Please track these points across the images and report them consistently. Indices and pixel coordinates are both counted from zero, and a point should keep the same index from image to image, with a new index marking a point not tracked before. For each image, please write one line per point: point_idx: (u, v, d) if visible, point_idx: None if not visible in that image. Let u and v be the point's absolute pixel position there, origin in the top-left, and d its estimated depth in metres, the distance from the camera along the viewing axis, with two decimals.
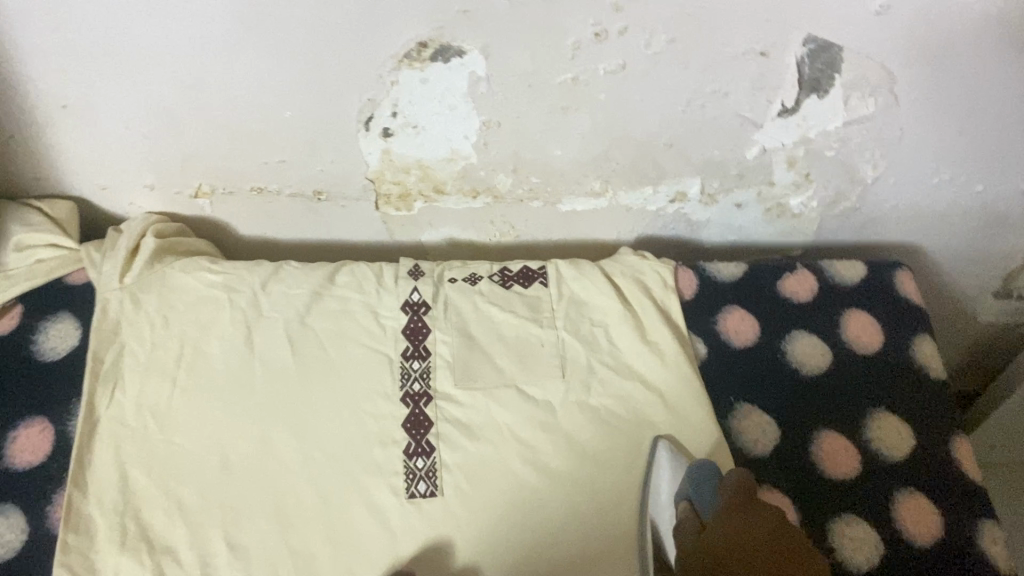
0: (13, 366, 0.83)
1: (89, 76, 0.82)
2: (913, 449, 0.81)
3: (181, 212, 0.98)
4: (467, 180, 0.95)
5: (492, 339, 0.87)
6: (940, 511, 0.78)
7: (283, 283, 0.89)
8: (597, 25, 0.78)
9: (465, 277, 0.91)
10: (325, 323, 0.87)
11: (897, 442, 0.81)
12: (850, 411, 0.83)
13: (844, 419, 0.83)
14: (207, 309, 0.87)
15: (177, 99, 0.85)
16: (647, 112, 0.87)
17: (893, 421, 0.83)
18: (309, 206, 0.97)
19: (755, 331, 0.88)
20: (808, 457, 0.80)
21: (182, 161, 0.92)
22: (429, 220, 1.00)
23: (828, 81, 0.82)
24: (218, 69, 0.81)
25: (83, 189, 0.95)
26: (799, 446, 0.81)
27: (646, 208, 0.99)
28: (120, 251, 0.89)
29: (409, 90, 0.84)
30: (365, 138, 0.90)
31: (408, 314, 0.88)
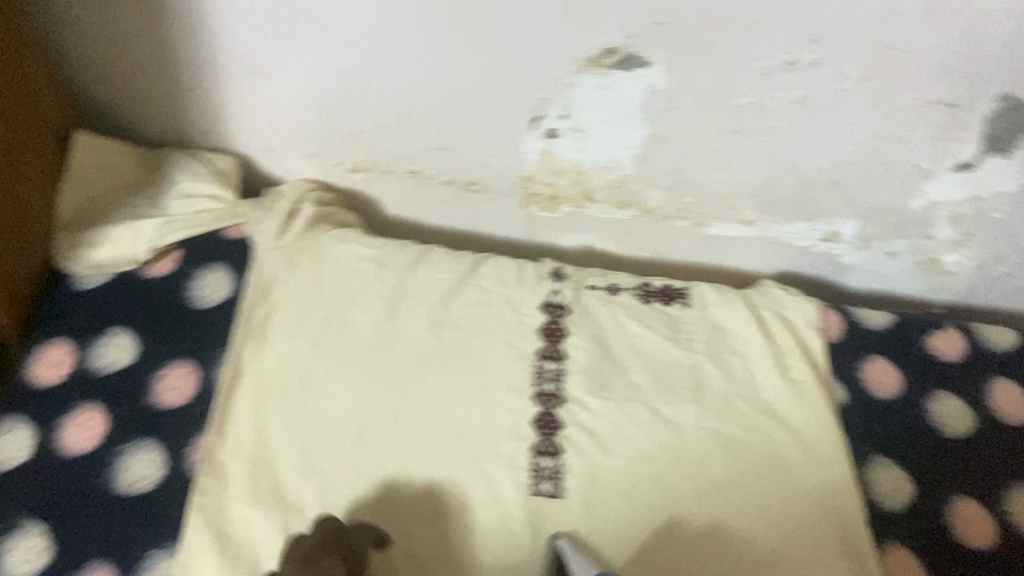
0: (169, 308, 0.86)
1: (284, 39, 0.85)
2: None
3: (335, 183, 1.01)
4: (619, 191, 0.95)
5: (630, 351, 0.86)
6: None
7: (430, 266, 0.91)
8: (790, 56, 0.78)
9: (606, 286, 0.90)
10: (464, 311, 0.88)
11: None
12: (990, 480, 0.81)
13: (983, 487, 0.81)
14: (357, 280, 0.89)
15: (360, 73, 0.88)
16: (817, 148, 0.87)
17: None
18: (459, 195, 0.99)
19: (899, 384, 0.87)
20: (942, 520, 0.78)
21: (348, 134, 0.95)
22: (573, 225, 1.00)
23: (1014, 141, 0.81)
24: (407, 49, 0.84)
25: (248, 149, 0.98)
26: (933, 507, 0.79)
27: (794, 243, 0.98)
28: (279, 212, 0.92)
29: (585, 94, 0.85)
30: (528, 137, 0.90)
31: (546, 313, 0.88)
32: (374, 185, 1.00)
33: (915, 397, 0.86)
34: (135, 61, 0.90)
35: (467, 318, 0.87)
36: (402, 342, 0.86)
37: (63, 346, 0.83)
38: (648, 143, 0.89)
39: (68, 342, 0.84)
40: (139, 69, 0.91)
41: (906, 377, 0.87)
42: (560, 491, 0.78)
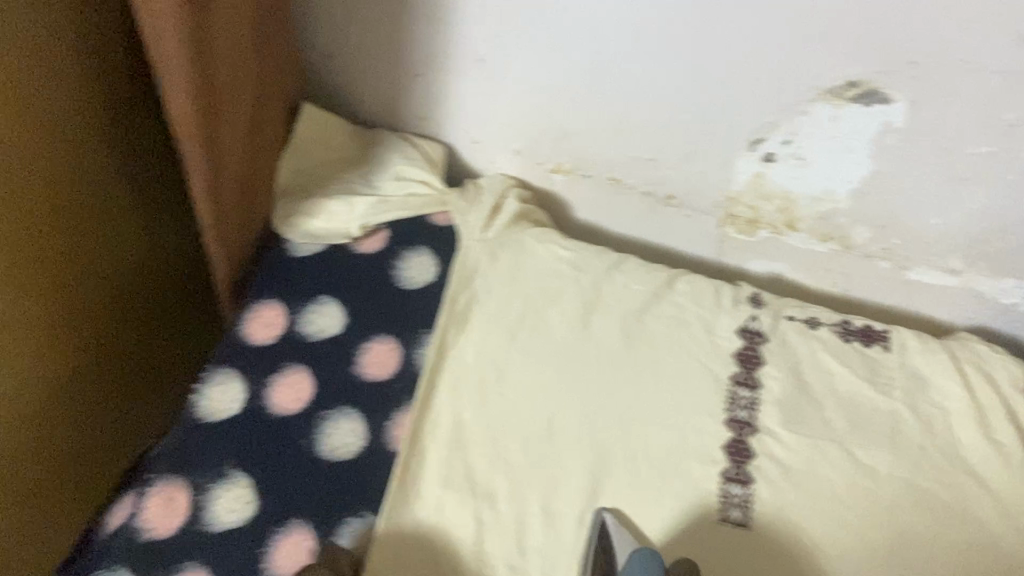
0: (376, 284, 0.89)
1: (518, 36, 0.87)
2: None
3: (534, 182, 1.02)
4: (824, 223, 0.93)
5: (826, 389, 0.84)
6: None
7: (626, 276, 0.90)
8: None
9: (804, 318, 0.89)
10: (657, 328, 0.87)
11: None
12: None
13: None
14: (553, 280, 0.90)
15: (586, 78, 0.89)
16: None
17: None
18: (657, 207, 0.98)
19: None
20: None
21: (559, 136, 0.96)
22: (765, 251, 0.99)
23: None
24: (640, 58, 0.85)
25: (456, 138, 1.01)
26: None
27: (1001, 300, 0.94)
28: (485, 205, 0.94)
29: (815, 124, 0.84)
30: (744, 159, 0.90)
31: (743, 339, 0.87)
32: (570, 189, 1.01)
33: None
34: (369, 42, 0.93)
35: (658, 333, 0.86)
36: (595, 347, 0.85)
37: (275, 307, 0.86)
38: (869, 179, 0.87)
39: (280, 305, 0.86)
40: (370, 52, 0.94)
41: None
42: (750, 521, 0.76)
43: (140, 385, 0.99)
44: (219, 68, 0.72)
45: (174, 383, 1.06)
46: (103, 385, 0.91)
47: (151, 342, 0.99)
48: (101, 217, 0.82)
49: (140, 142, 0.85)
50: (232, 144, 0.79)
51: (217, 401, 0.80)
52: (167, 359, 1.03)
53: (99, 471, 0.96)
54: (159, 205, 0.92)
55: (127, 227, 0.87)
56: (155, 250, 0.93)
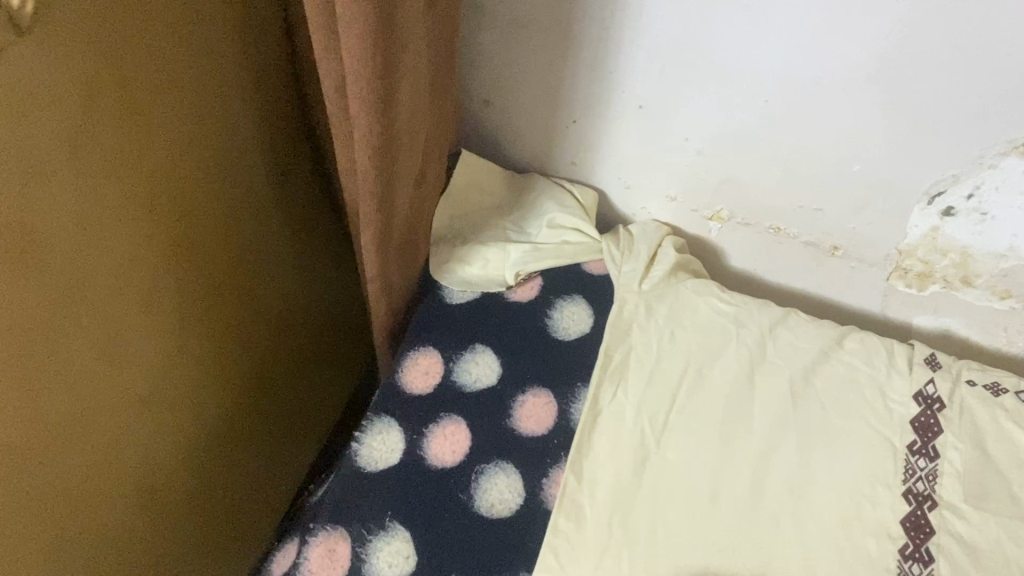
0: (529, 334, 0.88)
1: (682, 86, 0.85)
2: None
3: (687, 228, 0.99)
4: (1006, 281, 0.87)
5: (1014, 462, 0.79)
6: None
7: (792, 333, 0.87)
8: None
9: (986, 384, 0.83)
10: (827, 387, 0.84)
11: None
12: None
13: None
14: (716, 336, 0.87)
15: (752, 126, 0.86)
16: None
17: None
18: (818, 257, 0.94)
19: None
20: None
21: (718, 184, 0.93)
22: (936, 306, 0.93)
23: None
24: (811, 108, 0.81)
25: (609, 184, 0.99)
26: None
27: None
28: (641, 255, 0.92)
29: (1006, 177, 0.78)
30: (920, 211, 0.85)
31: (919, 404, 0.82)
32: (726, 237, 0.98)
33: None
34: (530, 88, 0.93)
35: (835, 395, 0.83)
36: (761, 410, 0.82)
37: (432, 355, 0.86)
38: None
39: (436, 353, 0.86)
40: (529, 98, 0.94)
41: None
42: None
43: (281, 407, 1.02)
44: (403, 136, 0.73)
45: (305, 404, 1.08)
46: (251, 410, 0.94)
47: (290, 369, 1.02)
48: (253, 249, 0.85)
49: (288, 172, 0.88)
50: (405, 202, 0.80)
51: (377, 450, 0.80)
52: (302, 386, 1.06)
53: (244, 490, 0.98)
54: (300, 231, 0.94)
55: (275, 260, 0.91)
56: (293, 270, 0.95)
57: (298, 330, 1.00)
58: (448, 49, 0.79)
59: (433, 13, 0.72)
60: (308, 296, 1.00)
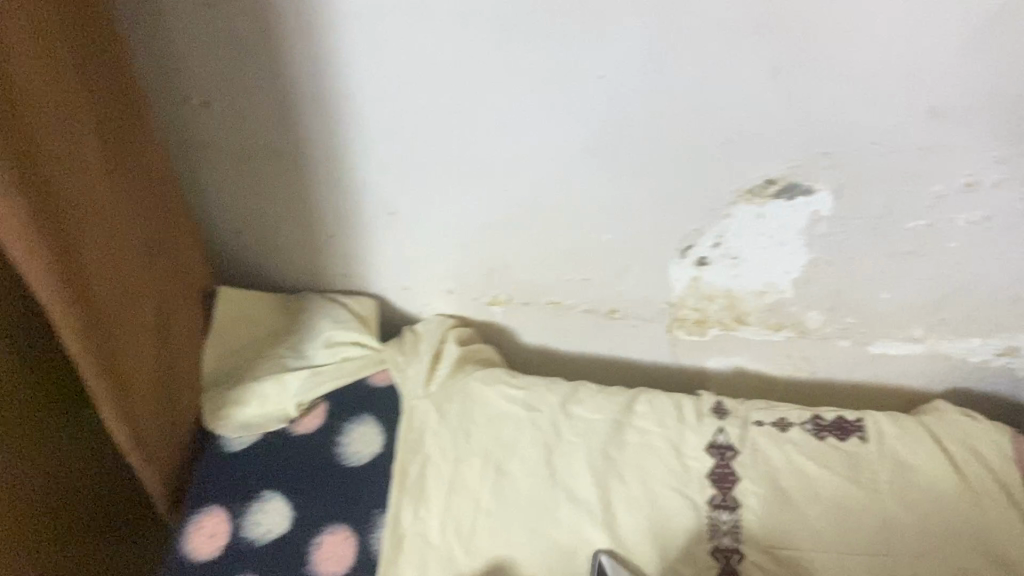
0: (317, 468, 0.83)
1: (424, 189, 0.84)
2: None
3: (473, 317, 0.96)
4: (774, 314, 0.90)
5: (808, 493, 0.80)
6: None
7: (583, 408, 0.86)
8: (972, 176, 0.73)
9: (773, 421, 0.85)
10: (628, 456, 0.83)
11: None
12: None
13: None
14: (509, 428, 0.84)
15: (501, 215, 0.85)
16: (998, 272, 0.80)
17: None
18: (601, 323, 0.95)
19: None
20: None
21: (488, 272, 0.91)
22: (721, 346, 0.95)
23: None
24: (551, 187, 0.82)
25: (384, 289, 0.95)
26: None
27: (967, 359, 0.90)
28: (423, 356, 0.89)
29: (741, 224, 0.81)
30: (677, 265, 0.87)
31: (713, 456, 0.83)
32: (514, 318, 0.96)
33: None
34: (276, 211, 0.89)
35: (636, 463, 0.83)
36: (565, 498, 0.80)
37: (217, 514, 0.80)
38: (807, 269, 0.84)
39: (221, 511, 0.80)
40: (278, 222, 0.90)
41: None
42: None
43: None
44: (110, 298, 0.68)
45: None
46: None
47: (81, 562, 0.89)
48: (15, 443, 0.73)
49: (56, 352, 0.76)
50: (139, 348, 0.73)
51: None
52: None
53: None
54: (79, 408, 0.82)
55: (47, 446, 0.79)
56: (73, 451, 0.83)
57: (83, 516, 0.88)
58: (149, 194, 0.74)
59: (108, 159, 0.67)
60: (106, 469, 0.90)
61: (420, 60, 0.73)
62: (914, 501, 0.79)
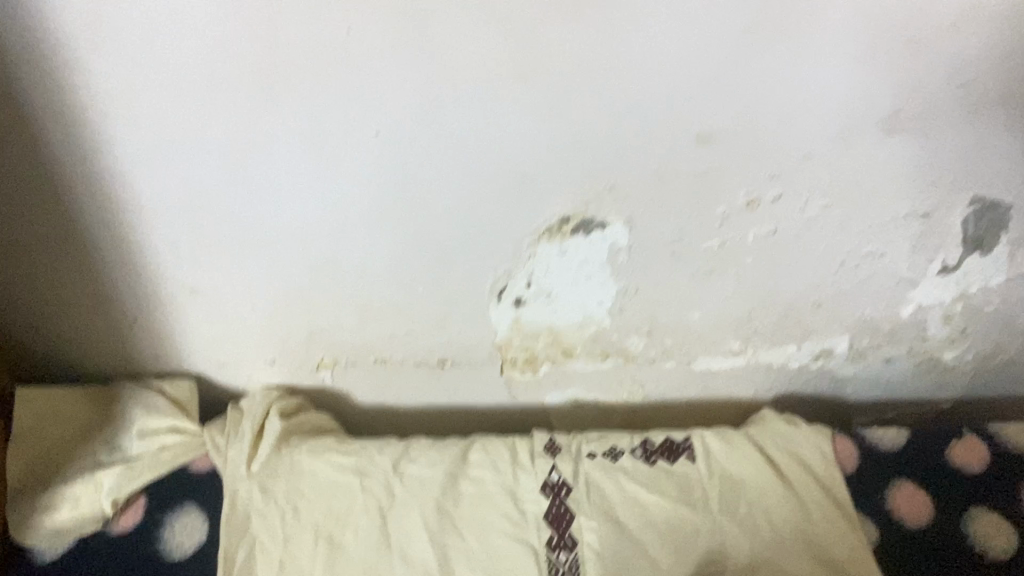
0: (137, 567, 0.78)
1: (222, 262, 0.81)
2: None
3: (300, 384, 0.94)
4: (599, 344, 0.90)
5: (644, 521, 0.80)
6: None
7: (416, 465, 0.84)
8: (750, 193, 0.75)
9: (604, 451, 0.86)
10: (464, 509, 0.81)
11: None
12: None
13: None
14: (340, 498, 0.82)
15: (307, 279, 0.83)
16: (797, 279, 0.83)
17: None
18: (432, 375, 0.93)
19: (1015, 540, 0.78)
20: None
21: (309, 335, 0.88)
22: (555, 382, 0.94)
23: (993, 239, 0.79)
24: (351, 247, 0.80)
25: (203, 367, 0.92)
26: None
27: (787, 364, 0.92)
28: (245, 434, 0.86)
29: (546, 262, 0.81)
30: (495, 310, 0.86)
31: (548, 496, 0.82)
32: (342, 380, 0.93)
33: (953, 515, 0.80)
34: (71, 298, 0.85)
35: (472, 513, 0.81)
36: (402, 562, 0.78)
37: None
38: (619, 297, 0.85)
39: None
40: (76, 308, 0.86)
41: (1004, 517, 0.80)
42: None
43: None
44: None
45: None
46: None
47: None
48: None
49: None
50: None
51: None
52: None
53: None
54: None
55: None
56: None
57: None
58: None
59: None
60: None
61: (188, 134, 0.71)
62: (745, 512, 0.81)
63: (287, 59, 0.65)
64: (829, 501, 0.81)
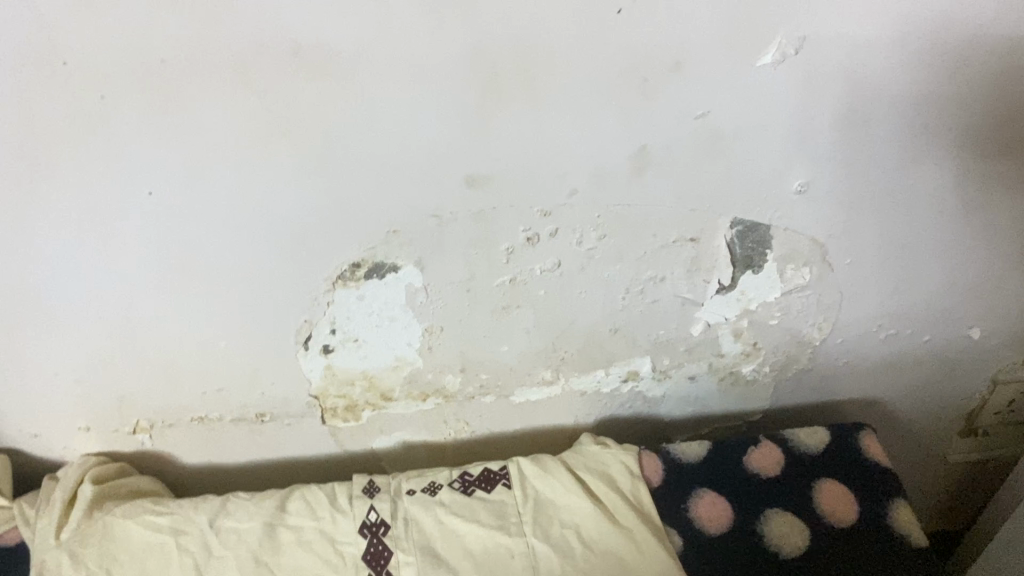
0: None
1: (18, 333, 0.82)
2: (843, 560, 0.80)
3: (120, 451, 0.94)
4: (415, 385, 0.93)
5: (460, 551, 0.82)
6: (872, 528, 0.82)
7: (234, 519, 0.85)
8: (528, 230, 0.80)
9: (423, 487, 0.88)
10: (282, 557, 0.82)
11: (845, 549, 0.81)
12: (828, 560, 0.80)
13: (820, 555, 0.81)
14: (154, 559, 0.82)
15: (111, 342, 0.84)
16: (589, 306, 0.88)
17: (844, 508, 0.84)
18: (253, 429, 0.94)
19: (807, 536, 0.82)
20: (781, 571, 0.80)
21: (118, 402, 0.89)
22: (380, 426, 0.97)
23: (761, 257, 0.85)
24: (148, 306, 0.81)
25: (15, 439, 0.92)
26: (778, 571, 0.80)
27: (599, 390, 0.97)
28: (56, 503, 0.85)
29: (346, 308, 0.84)
30: (304, 358, 0.88)
31: (366, 536, 0.83)
32: (162, 443, 0.94)
33: (749, 518, 0.84)
34: None
35: (290, 561, 0.82)
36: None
37: None
38: (425, 338, 0.89)
39: None
40: None
41: (797, 516, 0.84)
42: None
43: None
44: None
45: None
46: None
47: None
48: None
49: None
50: None
51: None
52: None
53: None
54: None
55: None
56: None
57: None
58: None
59: None
60: None
61: None
62: (557, 534, 0.83)
63: (45, 129, 0.67)
64: (637, 517, 0.85)
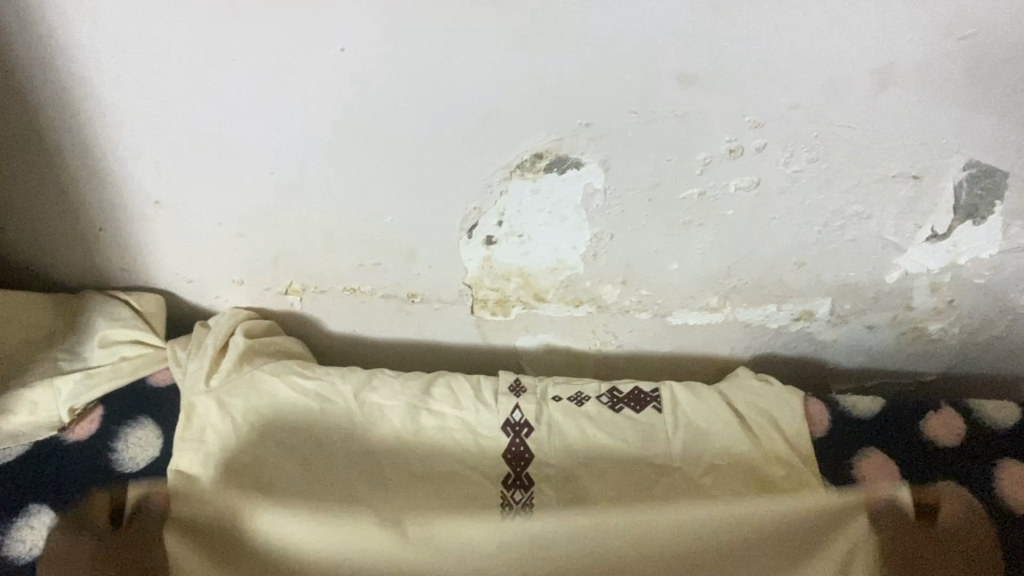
0: (90, 475, 0.78)
1: (188, 178, 0.80)
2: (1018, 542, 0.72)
3: (270, 309, 0.94)
4: (571, 290, 0.88)
5: (599, 467, 0.79)
6: None
7: (378, 395, 0.84)
8: (733, 141, 0.72)
9: (570, 396, 0.84)
10: (422, 442, 0.81)
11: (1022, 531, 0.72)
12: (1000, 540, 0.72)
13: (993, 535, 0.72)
14: (300, 419, 0.81)
15: (277, 200, 0.82)
16: (779, 234, 0.80)
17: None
18: (402, 308, 0.92)
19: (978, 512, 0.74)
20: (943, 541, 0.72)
21: (274, 260, 0.88)
22: (527, 324, 0.93)
23: (987, 208, 0.75)
24: (321, 168, 0.78)
25: (171, 283, 0.92)
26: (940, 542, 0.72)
27: (765, 325, 0.90)
28: (208, 350, 0.85)
29: (518, 200, 0.79)
30: (466, 245, 0.84)
31: (509, 434, 0.81)
32: (311, 307, 0.93)
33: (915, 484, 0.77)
34: (38, 207, 0.84)
35: (429, 447, 0.80)
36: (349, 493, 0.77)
37: None
38: (593, 243, 0.82)
39: None
40: (43, 216, 0.85)
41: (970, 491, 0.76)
42: None
43: None
44: None
45: None
46: None
47: None
48: None
49: None
50: None
51: None
52: None
53: None
54: None
55: None
56: None
57: None
58: None
59: None
60: None
61: (147, 45, 0.68)
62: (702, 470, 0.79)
63: None
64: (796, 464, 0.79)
